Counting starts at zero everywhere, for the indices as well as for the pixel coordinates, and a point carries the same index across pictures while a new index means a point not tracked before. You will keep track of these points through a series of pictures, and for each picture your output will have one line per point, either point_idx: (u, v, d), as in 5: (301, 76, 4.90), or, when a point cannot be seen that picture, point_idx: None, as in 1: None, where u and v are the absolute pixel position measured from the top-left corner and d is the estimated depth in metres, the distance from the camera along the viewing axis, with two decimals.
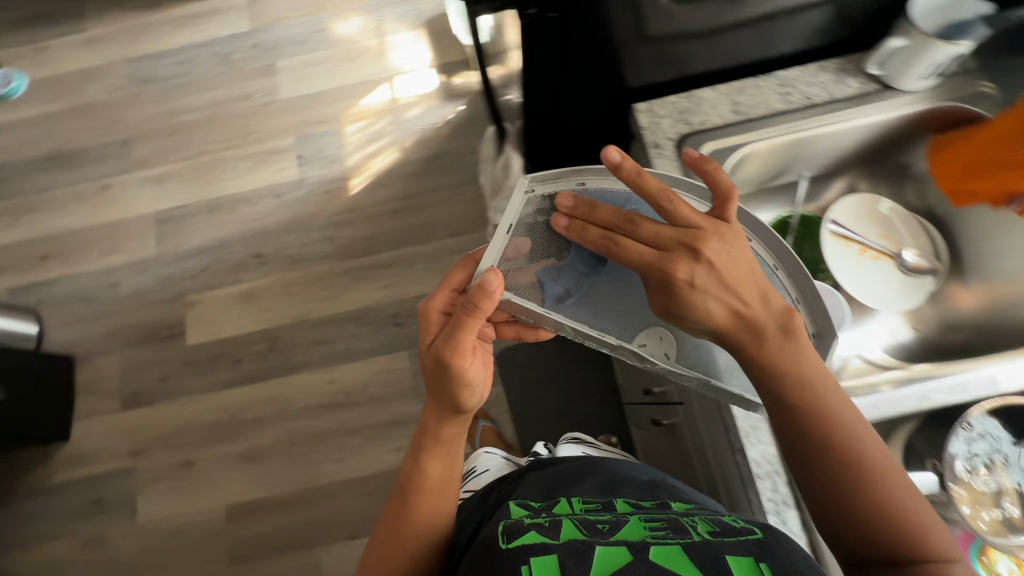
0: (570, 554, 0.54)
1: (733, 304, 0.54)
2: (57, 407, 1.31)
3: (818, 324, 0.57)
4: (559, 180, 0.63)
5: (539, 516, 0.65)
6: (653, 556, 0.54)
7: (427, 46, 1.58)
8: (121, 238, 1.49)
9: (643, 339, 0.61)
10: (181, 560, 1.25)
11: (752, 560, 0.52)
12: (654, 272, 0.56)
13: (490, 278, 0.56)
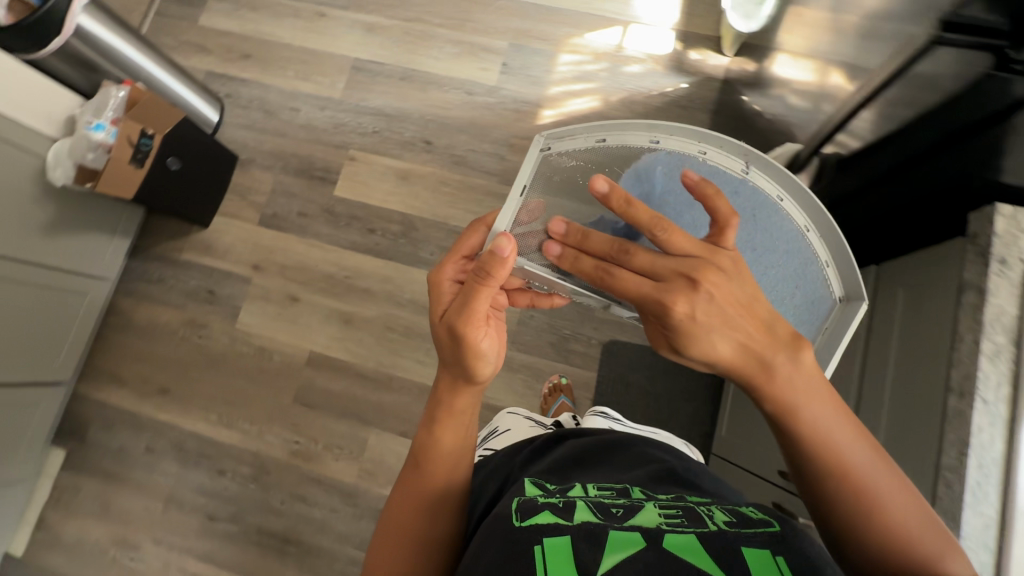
0: (586, 538, 0.46)
1: (739, 337, 0.44)
2: (209, 197, 1.40)
3: (845, 286, 0.52)
4: (587, 134, 0.54)
5: (551, 494, 0.55)
6: (667, 543, 0.45)
7: (679, 4, 1.44)
8: (316, 69, 1.51)
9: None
10: (257, 377, 1.35)
11: (772, 554, 0.44)
12: (651, 306, 0.45)
13: (504, 245, 0.50)
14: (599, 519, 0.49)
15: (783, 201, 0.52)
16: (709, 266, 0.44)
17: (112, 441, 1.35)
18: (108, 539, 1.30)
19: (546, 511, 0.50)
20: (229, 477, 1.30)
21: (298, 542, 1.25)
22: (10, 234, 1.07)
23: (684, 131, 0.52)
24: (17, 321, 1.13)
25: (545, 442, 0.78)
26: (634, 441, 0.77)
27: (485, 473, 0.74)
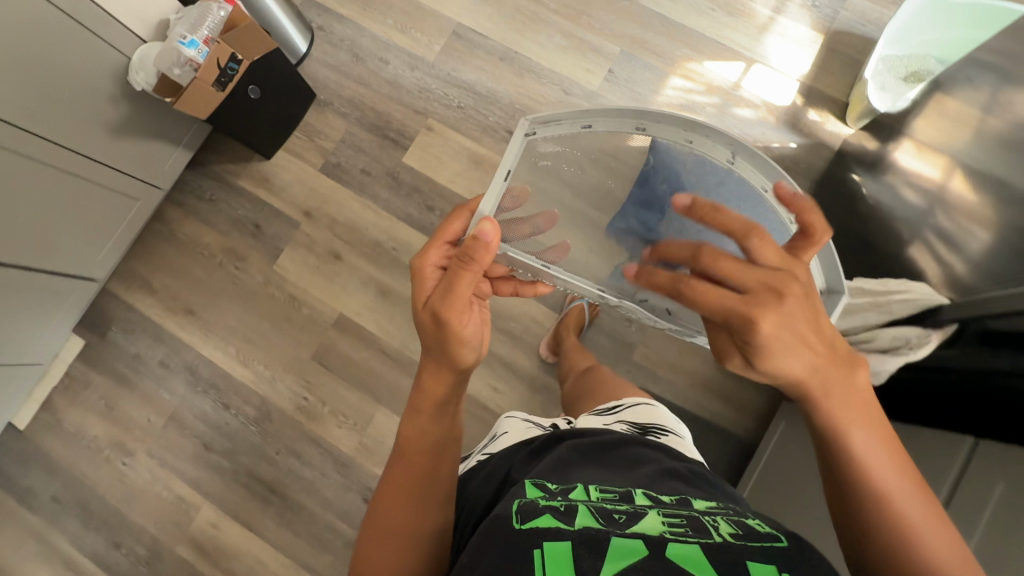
0: (586, 544, 0.49)
1: (812, 353, 0.51)
2: (280, 132, 1.35)
3: (827, 279, 0.58)
4: (574, 123, 0.62)
5: (555, 497, 0.58)
6: (671, 553, 0.49)
7: (812, 57, 1.34)
8: (415, 24, 1.43)
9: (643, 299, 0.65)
10: (282, 324, 1.33)
11: (776, 567, 0.48)
12: (735, 320, 0.49)
13: (484, 228, 0.59)
14: (601, 526, 0.52)
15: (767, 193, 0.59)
16: (793, 283, 0.49)
17: (130, 346, 1.35)
18: (107, 439, 1.32)
19: (547, 514, 0.53)
20: (233, 413, 1.31)
21: (283, 495, 1.26)
22: (78, 127, 1.04)
23: (671, 120, 0.58)
24: (67, 214, 1.11)
25: (542, 444, 0.74)
26: (629, 439, 0.75)
27: (480, 481, 0.72)
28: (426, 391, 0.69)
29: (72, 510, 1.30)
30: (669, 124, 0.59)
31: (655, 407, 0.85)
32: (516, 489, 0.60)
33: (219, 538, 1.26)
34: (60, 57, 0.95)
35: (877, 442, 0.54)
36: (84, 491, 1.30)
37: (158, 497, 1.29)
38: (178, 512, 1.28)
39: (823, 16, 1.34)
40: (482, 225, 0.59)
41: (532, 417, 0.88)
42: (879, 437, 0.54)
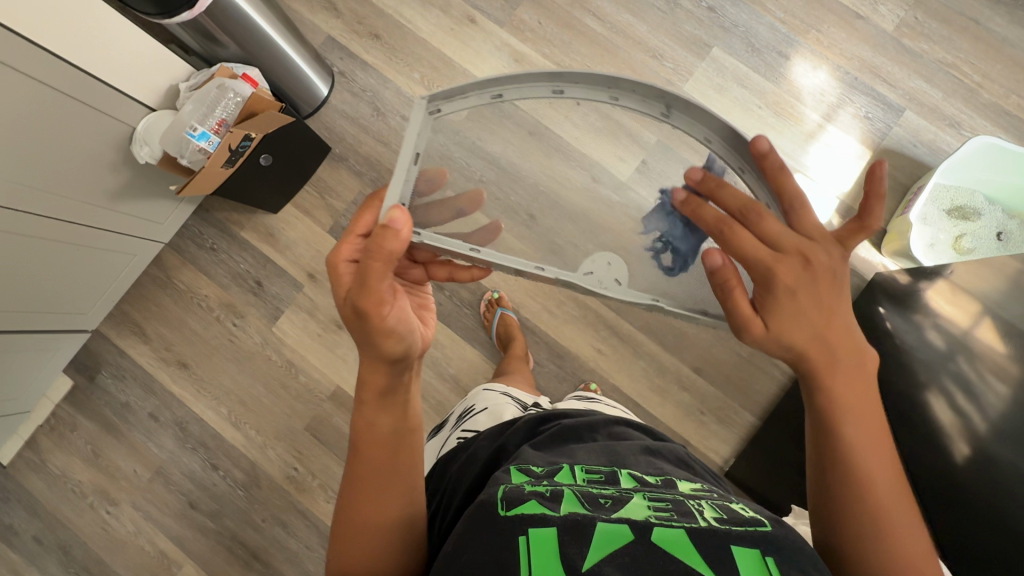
0: (571, 532, 0.52)
1: (820, 325, 0.52)
2: (288, 190, 1.26)
3: None
4: (482, 97, 0.60)
5: (539, 483, 0.60)
6: (657, 538, 0.53)
7: (857, 174, 1.27)
8: (443, 83, 1.34)
9: (589, 266, 0.65)
10: (277, 390, 1.29)
11: (759, 552, 0.52)
12: (760, 269, 0.52)
13: (396, 216, 0.51)
14: (587, 511, 0.55)
15: (709, 142, 0.64)
16: (825, 260, 0.51)
17: (119, 394, 1.32)
18: (91, 485, 1.30)
19: (533, 500, 0.56)
20: (221, 475, 1.28)
21: (266, 564, 1.25)
22: (74, 195, 0.97)
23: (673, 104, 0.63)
24: (56, 277, 1.05)
25: (533, 425, 0.80)
26: (600, 422, 0.82)
27: (463, 462, 0.77)
28: (368, 385, 0.61)
29: (52, 553, 1.28)
30: (584, 85, 0.62)
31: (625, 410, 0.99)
32: (502, 477, 0.63)
33: None
34: (54, 135, 0.87)
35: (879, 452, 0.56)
36: (65, 537, 1.29)
37: (140, 550, 1.27)
38: (159, 568, 1.27)
39: (874, 130, 1.27)
40: (392, 213, 0.52)
41: (509, 393, 1.00)
42: (888, 454, 0.57)
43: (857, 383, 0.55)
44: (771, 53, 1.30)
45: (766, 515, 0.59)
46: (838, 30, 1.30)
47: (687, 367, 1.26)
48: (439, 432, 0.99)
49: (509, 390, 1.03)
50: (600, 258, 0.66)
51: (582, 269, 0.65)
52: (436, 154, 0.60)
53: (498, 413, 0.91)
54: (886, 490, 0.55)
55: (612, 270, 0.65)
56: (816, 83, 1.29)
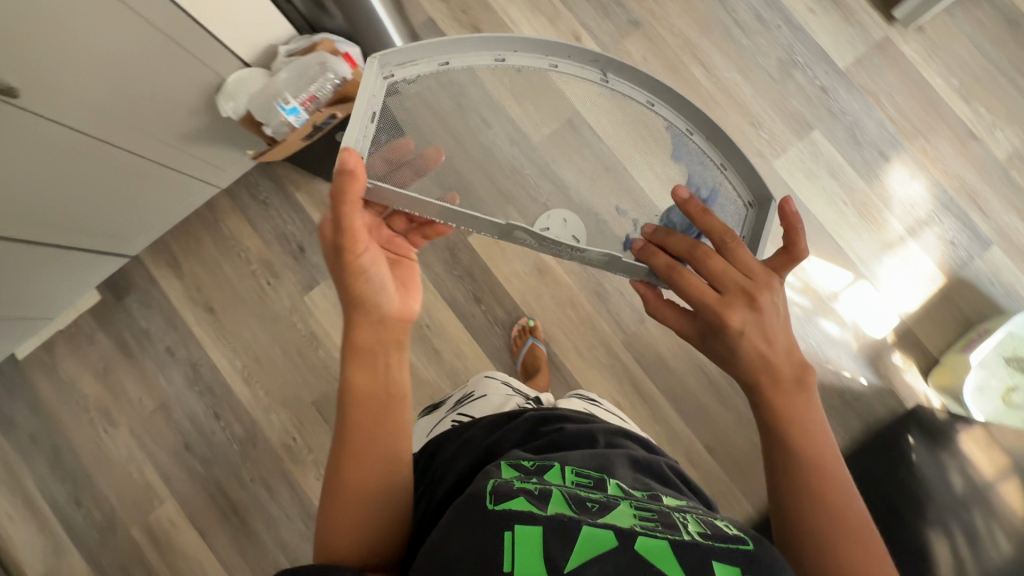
0: (558, 535, 0.48)
1: (766, 354, 0.57)
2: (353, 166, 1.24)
3: (752, 192, 0.69)
4: (431, 62, 0.67)
5: (529, 479, 0.56)
6: (638, 546, 0.48)
7: (924, 297, 1.22)
8: None
9: (545, 223, 0.71)
10: (294, 358, 1.29)
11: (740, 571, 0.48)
12: (709, 313, 0.58)
13: (348, 158, 0.61)
14: (574, 513, 0.51)
15: (690, 134, 0.71)
16: (762, 291, 0.58)
17: (142, 320, 1.32)
18: (94, 401, 1.31)
19: (521, 496, 0.51)
20: (221, 425, 1.29)
21: (244, 522, 1.26)
22: (148, 129, 0.95)
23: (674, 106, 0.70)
24: (111, 201, 1.05)
25: (531, 426, 0.76)
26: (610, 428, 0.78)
27: (456, 448, 0.75)
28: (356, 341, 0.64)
29: (43, 456, 1.30)
30: (575, 63, 0.69)
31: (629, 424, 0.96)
32: (492, 470, 0.59)
33: (173, 537, 1.27)
34: (147, 74, 0.85)
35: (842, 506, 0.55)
36: (58, 445, 1.30)
37: (128, 476, 1.29)
38: (142, 498, 1.28)
39: (954, 256, 1.22)
40: (345, 157, 0.61)
41: (510, 384, 0.99)
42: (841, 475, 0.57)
43: (804, 408, 0.58)
44: (871, 150, 1.24)
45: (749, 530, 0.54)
46: (948, 144, 1.24)
47: (700, 443, 1.24)
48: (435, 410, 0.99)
49: (513, 382, 1.03)
50: (558, 215, 0.72)
51: (538, 226, 0.71)
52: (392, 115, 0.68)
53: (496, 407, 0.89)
54: (839, 507, 0.55)
55: (558, 226, 0.71)
56: (908, 192, 1.23)
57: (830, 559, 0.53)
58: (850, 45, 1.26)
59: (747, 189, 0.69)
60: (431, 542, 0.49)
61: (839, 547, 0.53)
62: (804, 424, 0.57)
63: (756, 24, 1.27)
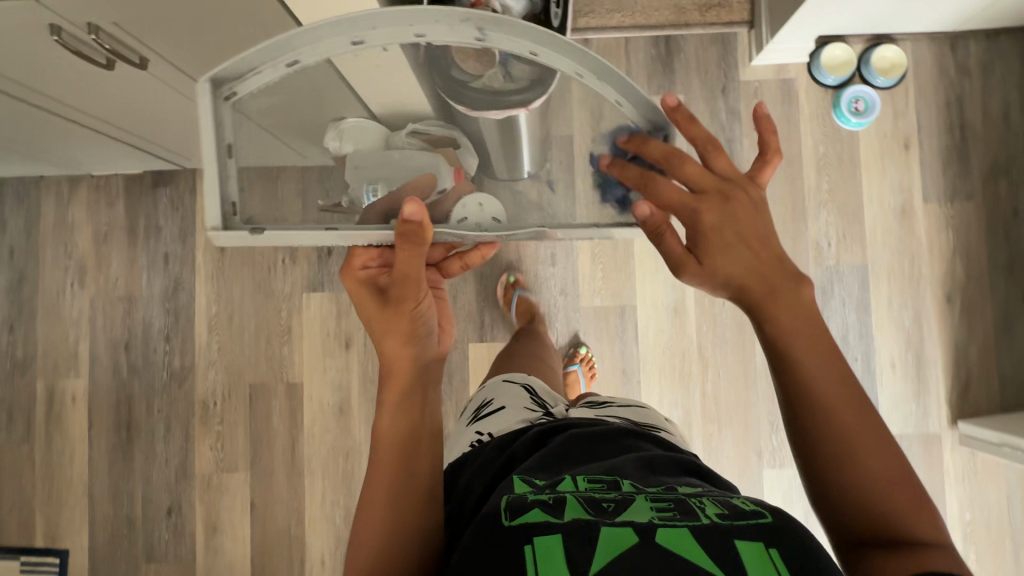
0: (575, 542, 0.51)
1: (757, 258, 0.54)
2: None
3: (648, 119, 0.60)
4: (337, 44, 0.55)
5: (542, 491, 0.59)
6: (660, 538, 0.51)
7: None
8: (608, 265, 1.27)
9: (462, 211, 0.62)
10: (260, 338, 1.31)
11: (762, 546, 0.51)
12: (688, 211, 0.54)
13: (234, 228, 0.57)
14: (590, 517, 0.54)
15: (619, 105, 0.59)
16: (744, 192, 0.54)
17: (161, 217, 1.34)
18: (80, 254, 1.35)
19: (536, 509, 0.55)
20: (166, 348, 1.33)
21: (130, 440, 1.31)
22: None
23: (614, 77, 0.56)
24: (180, 128, 1.01)
25: (543, 433, 0.73)
26: (616, 429, 0.74)
27: (472, 474, 0.72)
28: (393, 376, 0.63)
29: (11, 272, 1.35)
30: (445, 27, 0.54)
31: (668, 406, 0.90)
32: (504, 487, 0.61)
33: (69, 410, 1.32)
34: None
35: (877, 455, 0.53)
36: (28, 271, 1.34)
37: (66, 335, 1.34)
38: (66, 358, 1.33)
39: None
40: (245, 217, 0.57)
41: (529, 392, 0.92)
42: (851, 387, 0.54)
43: (809, 352, 0.54)
44: None
45: (765, 503, 0.56)
46: None
47: None
48: (458, 422, 0.94)
49: (532, 384, 0.95)
50: (472, 198, 0.63)
51: (455, 218, 0.62)
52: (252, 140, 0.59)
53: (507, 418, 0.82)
54: (865, 446, 0.53)
55: (480, 213, 0.62)
56: None
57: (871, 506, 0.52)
58: (902, 420, 1.22)
59: (636, 112, 0.60)
60: (456, 571, 0.53)
61: (881, 491, 0.52)
62: (804, 363, 0.54)
63: (838, 342, 1.23)
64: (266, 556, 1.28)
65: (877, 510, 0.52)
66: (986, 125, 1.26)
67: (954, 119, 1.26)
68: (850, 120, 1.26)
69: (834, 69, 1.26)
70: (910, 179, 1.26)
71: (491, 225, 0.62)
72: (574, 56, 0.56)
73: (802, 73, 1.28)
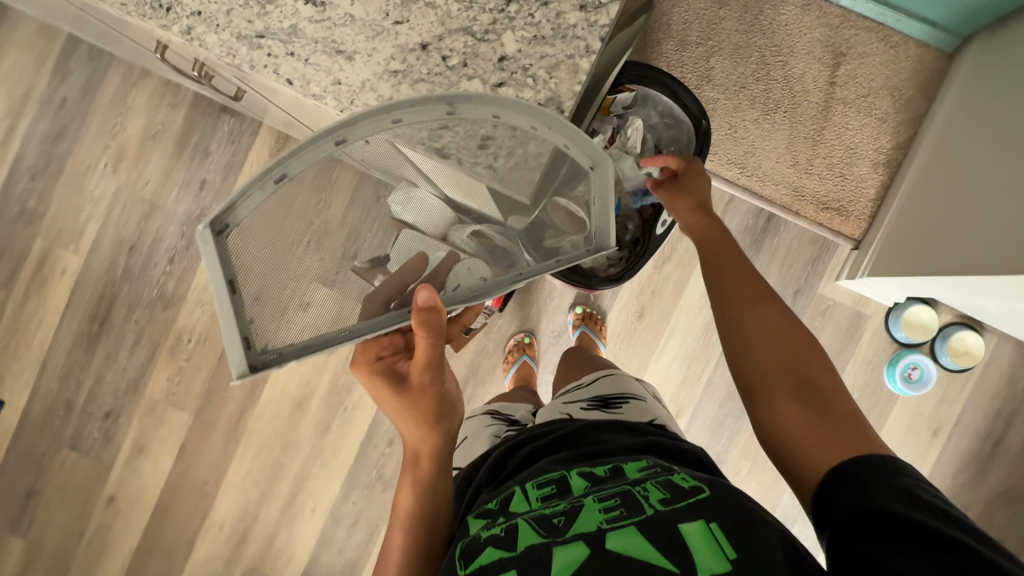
0: (531, 566, 0.52)
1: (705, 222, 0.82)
2: None
3: (590, 157, 0.69)
4: (324, 149, 0.57)
5: (495, 521, 0.59)
6: (613, 543, 0.52)
7: None
8: None
9: (453, 280, 0.68)
10: None
11: (704, 523, 0.53)
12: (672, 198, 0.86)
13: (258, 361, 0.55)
14: (541, 539, 0.54)
15: (564, 147, 0.69)
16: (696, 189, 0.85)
17: (213, 143, 1.29)
18: (121, 138, 1.30)
19: (489, 547, 0.55)
20: (166, 268, 1.31)
21: (98, 335, 1.32)
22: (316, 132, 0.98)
23: (523, 108, 0.64)
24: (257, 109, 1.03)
25: (500, 458, 0.75)
26: (565, 437, 0.73)
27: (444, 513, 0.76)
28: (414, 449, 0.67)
29: (52, 123, 1.30)
30: (421, 109, 0.60)
31: (623, 384, 0.88)
32: (463, 529, 0.62)
33: (55, 280, 1.32)
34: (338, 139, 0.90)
35: (768, 346, 0.65)
36: (66, 130, 1.30)
37: (79, 210, 1.31)
38: (70, 231, 1.31)
39: None
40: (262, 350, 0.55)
41: (492, 412, 0.93)
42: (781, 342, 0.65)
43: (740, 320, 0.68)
44: None
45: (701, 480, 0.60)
46: None
47: None
48: None
49: (498, 406, 0.96)
50: (460, 266, 0.68)
51: (452, 285, 0.67)
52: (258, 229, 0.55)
53: (473, 449, 0.85)
54: (800, 408, 0.60)
55: (472, 277, 0.68)
56: None
57: (822, 442, 0.56)
58: None
59: (581, 155, 0.69)
60: None
61: (832, 440, 0.56)
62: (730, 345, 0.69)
63: None
64: (174, 498, 1.31)
65: (827, 450, 0.56)
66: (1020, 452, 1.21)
67: (994, 430, 1.21)
68: (897, 383, 1.21)
69: (910, 327, 1.20)
70: (921, 464, 1.22)
71: (484, 279, 0.68)
72: (526, 112, 0.64)
73: (879, 313, 1.23)
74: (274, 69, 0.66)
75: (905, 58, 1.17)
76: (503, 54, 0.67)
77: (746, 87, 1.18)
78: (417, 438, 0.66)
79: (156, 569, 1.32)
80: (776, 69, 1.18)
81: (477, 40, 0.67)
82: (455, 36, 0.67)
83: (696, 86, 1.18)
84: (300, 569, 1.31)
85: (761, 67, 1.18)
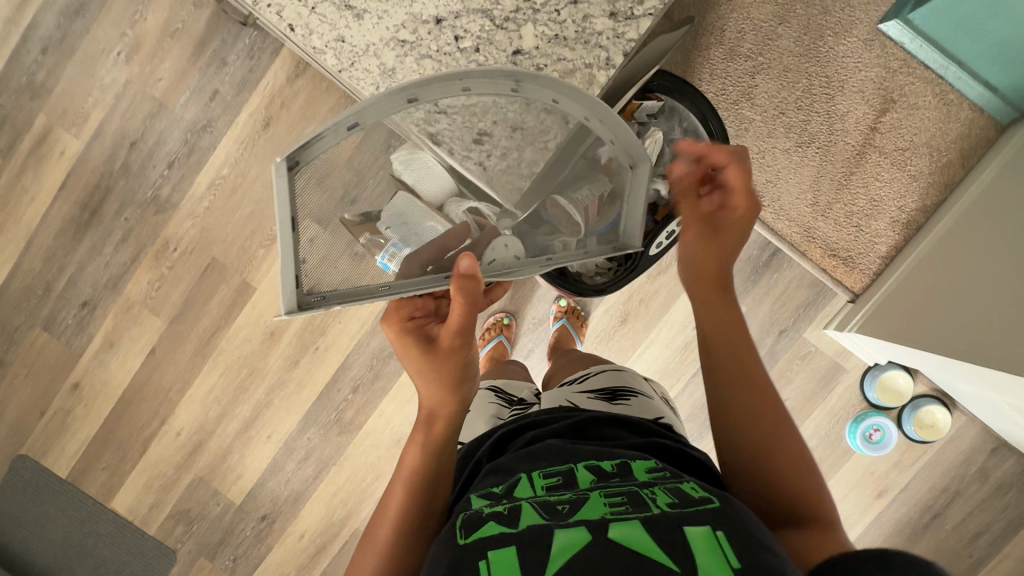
0: (530, 548, 0.46)
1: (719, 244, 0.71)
2: None
3: (634, 155, 0.70)
4: (394, 104, 0.52)
5: (499, 502, 0.53)
6: (615, 535, 0.46)
7: None
8: None
9: (490, 255, 0.67)
10: (246, 227, 1.29)
11: (713, 528, 0.47)
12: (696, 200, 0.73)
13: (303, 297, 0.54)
14: (544, 520, 0.49)
15: (608, 142, 0.68)
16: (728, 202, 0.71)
17: (231, 54, 1.24)
18: (140, 27, 1.25)
19: (491, 522, 0.50)
20: (163, 172, 1.28)
21: (87, 224, 1.31)
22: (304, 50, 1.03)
23: (582, 97, 0.61)
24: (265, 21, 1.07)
25: (503, 437, 0.69)
26: (575, 428, 0.67)
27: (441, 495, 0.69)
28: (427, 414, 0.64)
29: None
30: (487, 79, 0.55)
31: (630, 377, 0.85)
32: (461, 505, 0.56)
33: (51, 160, 1.30)
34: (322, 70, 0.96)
35: (752, 389, 0.65)
36: (85, 7, 1.24)
37: (86, 94, 1.27)
38: (74, 113, 1.28)
39: None
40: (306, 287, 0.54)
41: (496, 391, 0.90)
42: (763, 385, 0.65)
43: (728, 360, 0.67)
44: None
45: (711, 488, 0.54)
46: None
47: None
48: None
49: (500, 385, 0.93)
50: (499, 240, 0.68)
51: (489, 259, 0.67)
52: (314, 171, 0.52)
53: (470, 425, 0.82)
54: (768, 458, 0.61)
55: (507, 254, 0.69)
56: None
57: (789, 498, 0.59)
58: None
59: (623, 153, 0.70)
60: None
61: (799, 495, 0.59)
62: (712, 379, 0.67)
63: None
64: (139, 397, 1.34)
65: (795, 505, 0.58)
66: (955, 529, 1.24)
67: (936, 503, 1.23)
68: (857, 443, 1.22)
69: (884, 390, 1.21)
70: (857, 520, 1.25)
71: (518, 263, 0.70)
72: (584, 104, 0.62)
73: (857, 370, 1.23)
74: (278, 10, 0.74)
75: (956, 119, 1.11)
76: (519, 47, 0.77)
77: (785, 114, 1.13)
78: (434, 404, 0.63)
79: (109, 460, 1.36)
80: (821, 101, 1.12)
81: (495, 27, 0.75)
82: (473, 18, 0.74)
83: (734, 102, 1.13)
84: (246, 489, 1.35)
85: (807, 95, 1.12)
